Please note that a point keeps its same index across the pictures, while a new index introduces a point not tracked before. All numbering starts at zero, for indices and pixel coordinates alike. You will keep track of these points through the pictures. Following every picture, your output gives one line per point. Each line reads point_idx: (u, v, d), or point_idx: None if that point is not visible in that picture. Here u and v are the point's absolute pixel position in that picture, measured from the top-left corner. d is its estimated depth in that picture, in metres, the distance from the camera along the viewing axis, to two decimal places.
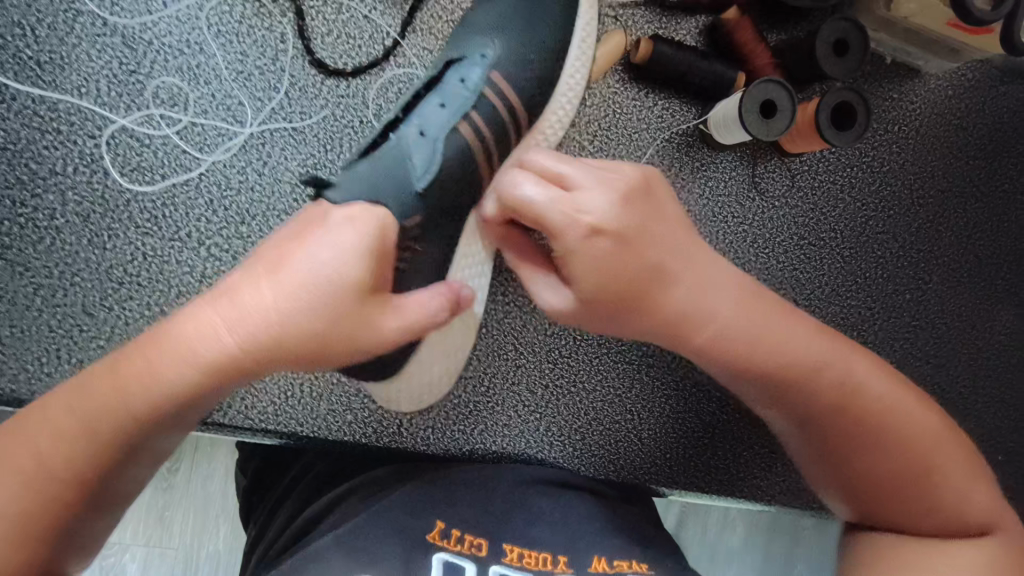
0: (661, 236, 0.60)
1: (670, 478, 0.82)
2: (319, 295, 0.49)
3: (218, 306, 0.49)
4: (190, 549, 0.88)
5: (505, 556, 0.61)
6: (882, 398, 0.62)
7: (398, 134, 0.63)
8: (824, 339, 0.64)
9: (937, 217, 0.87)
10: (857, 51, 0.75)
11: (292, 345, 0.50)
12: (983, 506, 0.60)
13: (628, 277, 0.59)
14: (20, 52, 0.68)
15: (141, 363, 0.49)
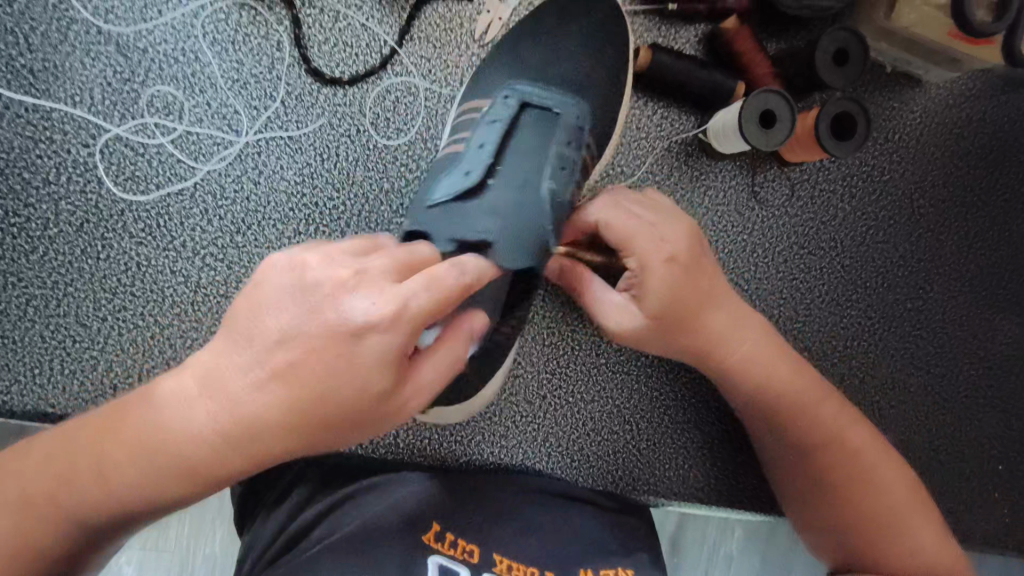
0: (711, 272, 0.71)
1: (669, 489, 0.81)
2: (327, 385, 0.46)
3: (220, 386, 0.47)
4: (186, 552, 0.87)
5: (496, 565, 0.61)
6: (864, 433, 0.72)
7: (509, 196, 0.63)
8: (818, 382, 0.74)
9: (937, 227, 0.87)
10: (857, 61, 0.75)
11: (303, 412, 0.46)
12: (940, 554, 0.66)
13: (678, 301, 0.68)
14: (14, 61, 0.68)
15: (147, 439, 0.48)
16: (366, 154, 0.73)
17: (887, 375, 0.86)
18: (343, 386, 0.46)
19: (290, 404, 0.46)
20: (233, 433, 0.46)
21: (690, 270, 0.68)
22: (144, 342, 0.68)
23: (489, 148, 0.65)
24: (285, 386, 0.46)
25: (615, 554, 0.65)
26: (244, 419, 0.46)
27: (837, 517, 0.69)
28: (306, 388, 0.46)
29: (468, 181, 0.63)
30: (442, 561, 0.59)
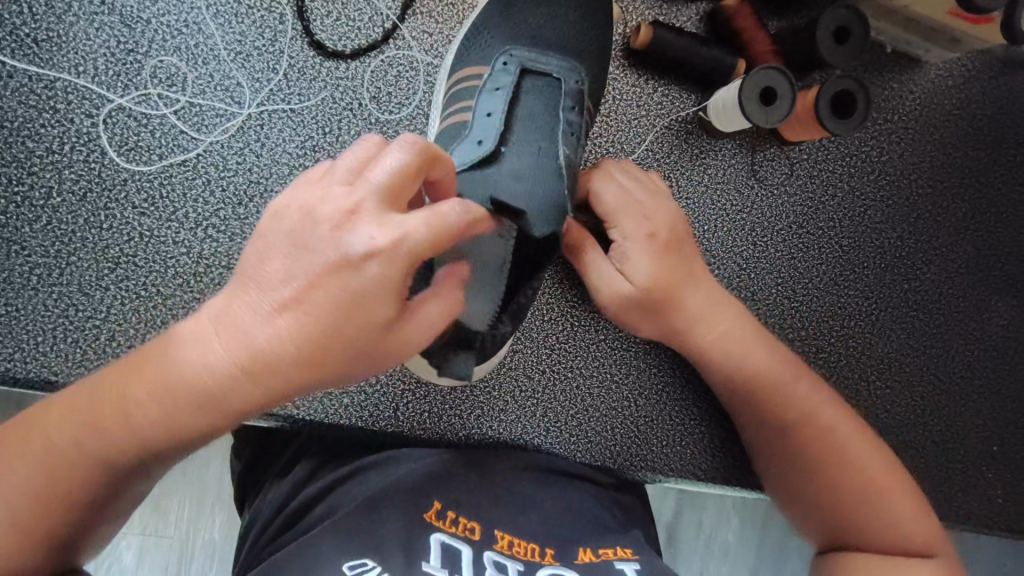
0: (689, 253, 0.73)
1: (666, 465, 0.82)
2: (337, 321, 0.42)
3: (227, 328, 0.43)
4: (186, 536, 0.89)
5: (497, 543, 0.60)
6: (841, 415, 0.72)
7: (521, 161, 0.64)
8: (791, 366, 0.74)
9: (934, 209, 0.87)
10: (858, 39, 0.75)
11: (309, 356, 0.43)
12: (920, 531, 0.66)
13: (662, 278, 0.70)
14: (17, 30, 0.68)
15: (157, 387, 0.44)
16: (368, 128, 0.73)
17: (884, 355, 0.86)
18: (354, 322, 0.43)
19: (300, 345, 0.42)
20: (244, 378, 0.43)
21: (673, 249, 0.71)
22: (146, 313, 0.68)
23: (499, 117, 0.65)
24: (296, 326, 0.42)
25: (614, 528, 0.65)
26: (255, 363, 0.43)
27: (810, 496, 0.69)
28: (314, 327, 0.42)
29: (483, 150, 0.63)
30: (443, 538, 0.58)
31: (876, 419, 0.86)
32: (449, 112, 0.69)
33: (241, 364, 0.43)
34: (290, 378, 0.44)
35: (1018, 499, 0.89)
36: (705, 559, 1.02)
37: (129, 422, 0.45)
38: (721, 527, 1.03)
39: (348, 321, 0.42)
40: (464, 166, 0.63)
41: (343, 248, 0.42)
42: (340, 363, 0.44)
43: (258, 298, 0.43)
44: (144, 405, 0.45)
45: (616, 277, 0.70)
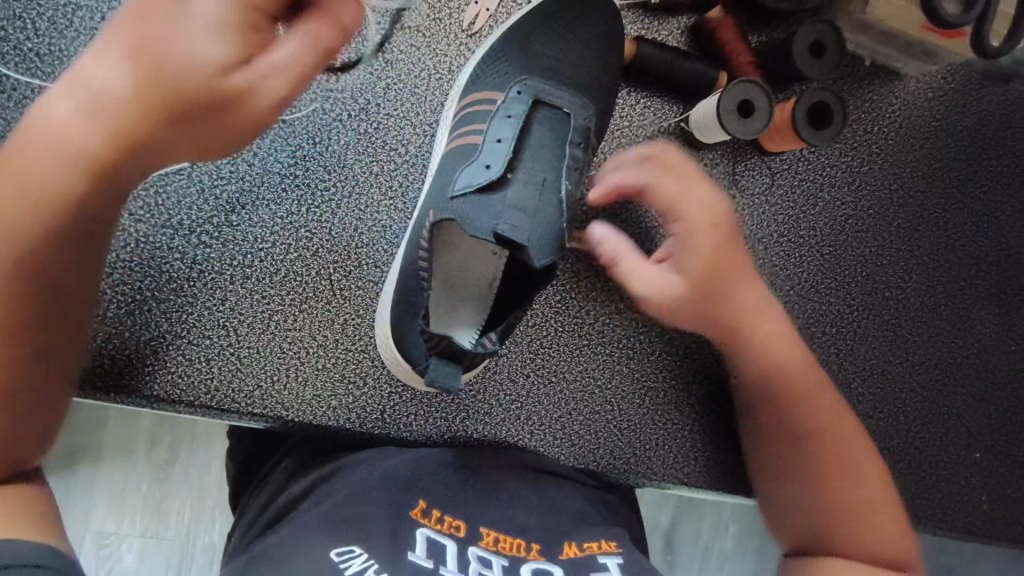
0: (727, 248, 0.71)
1: (649, 468, 0.83)
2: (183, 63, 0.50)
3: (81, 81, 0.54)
4: (185, 541, 0.91)
5: (482, 539, 0.62)
6: (850, 428, 0.74)
7: (525, 190, 0.68)
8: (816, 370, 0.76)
9: (917, 219, 0.89)
10: (835, 53, 0.77)
11: (159, 109, 0.52)
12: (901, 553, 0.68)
13: (703, 277, 0.71)
14: (21, 44, 0.71)
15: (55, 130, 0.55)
16: (356, 138, 0.76)
17: (865, 362, 0.88)
18: (178, 72, 0.50)
19: (152, 63, 0.51)
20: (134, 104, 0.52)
21: (714, 244, 0.71)
22: (141, 315, 0.72)
23: (508, 143, 0.69)
24: (144, 61, 0.51)
25: (596, 524, 0.68)
26: (109, 110, 0.53)
27: (811, 503, 0.71)
28: (165, 58, 0.50)
29: (489, 176, 0.67)
30: (429, 533, 0.61)
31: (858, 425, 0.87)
32: (457, 131, 0.72)
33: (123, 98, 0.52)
34: (134, 132, 0.54)
35: (1002, 504, 0.90)
36: (703, 565, 1.03)
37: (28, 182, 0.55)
38: (719, 534, 1.04)
39: (188, 61, 0.50)
40: (471, 191, 0.67)
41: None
42: (189, 109, 0.52)
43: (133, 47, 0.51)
44: (48, 151, 0.55)
45: (664, 275, 0.72)
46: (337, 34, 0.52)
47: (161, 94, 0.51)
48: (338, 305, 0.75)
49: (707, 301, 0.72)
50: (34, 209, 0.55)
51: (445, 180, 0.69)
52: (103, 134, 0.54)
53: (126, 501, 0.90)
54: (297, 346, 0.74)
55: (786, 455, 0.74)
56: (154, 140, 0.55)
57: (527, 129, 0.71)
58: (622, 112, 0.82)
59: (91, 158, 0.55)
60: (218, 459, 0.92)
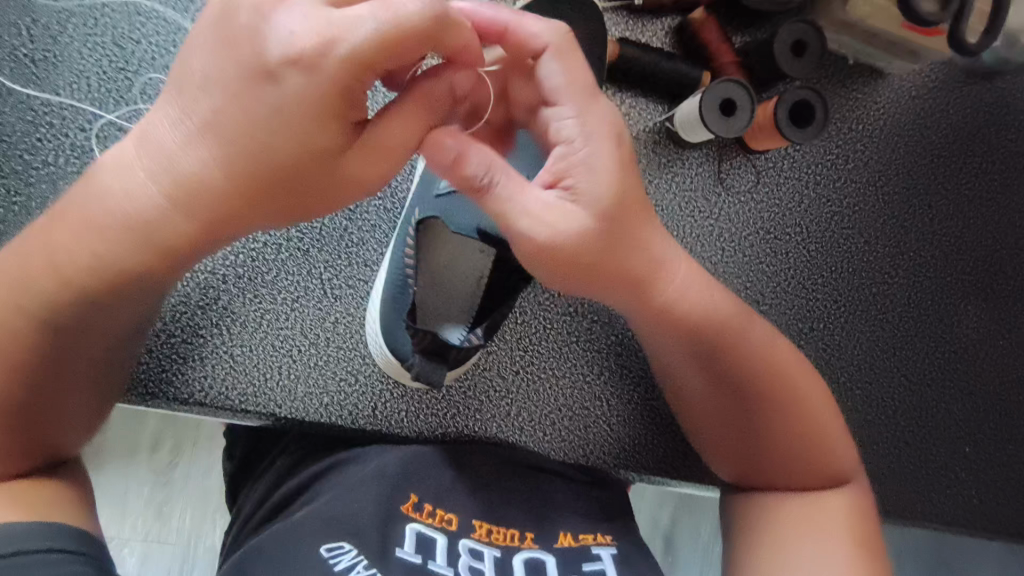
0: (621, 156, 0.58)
1: (639, 463, 0.84)
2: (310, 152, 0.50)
3: (169, 142, 0.51)
4: (187, 545, 0.92)
5: (475, 531, 0.64)
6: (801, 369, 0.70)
7: None
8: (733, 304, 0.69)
9: (903, 215, 0.90)
10: (815, 51, 0.78)
11: (278, 185, 0.52)
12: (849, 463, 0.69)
13: (622, 193, 0.56)
14: (16, 51, 0.73)
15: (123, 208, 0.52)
16: None
17: (853, 357, 0.88)
18: (306, 157, 0.50)
19: (279, 147, 0.49)
20: (259, 182, 0.51)
21: (617, 149, 0.56)
22: (174, 336, 0.74)
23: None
24: (276, 142, 0.49)
25: (586, 517, 0.69)
26: (238, 175, 0.50)
27: (761, 449, 0.68)
28: (275, 142, 0.49)
29: None
30: (419, 528, 0.62)
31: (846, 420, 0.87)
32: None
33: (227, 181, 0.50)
34: (231, 209, 0.52)
35: (992, 497, 0.90)
36: (704, 564, 1.02)
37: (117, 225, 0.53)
38: (718, 537, 1.03)
39: (291, 145, 0.50)
40: (457, 188, 0.72)
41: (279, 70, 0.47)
42: (288, 189, 0.52)
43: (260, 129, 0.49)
44: (130, 229, 0.52)
45: (559, 205, 0.55)
46: (444, 101, 0.53)
47: (268, 177, 0.51)
48: (329, 303, 0.77)
49: (609, 239, 0.57)
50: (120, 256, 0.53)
51: (433, 178, 0.73)
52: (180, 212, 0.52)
53: (127, 506, 0.91)
54: (290, 344, 0.76)
55: (739, 425, 0.69)
56: (255, 214, 0.54)
57: None
58: None
59: (161, 233, 0.53)
60: (216, 463, 0.93)
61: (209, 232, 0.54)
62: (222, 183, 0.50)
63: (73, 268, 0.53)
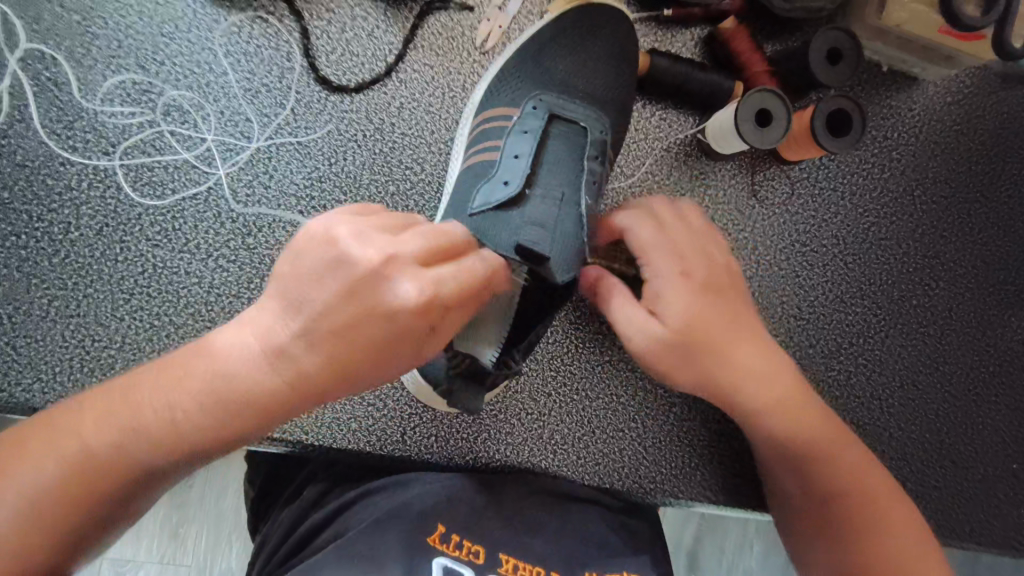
0: (719, 323, 0.63)
1: (676, 487, 0.81)
2: (378, 310, 0.47)
3: (248, 376, 0.48)
4: (201, 569, 0.84)
5: (501, 566, 0.59)
6: (828, 421, 0.67)
7: (545, 205, 0.67)
8: (818, 417, 0.66)
9: (941, 224, 0.87)
10: (851, 61, 0.76)
11: (343, 383, 0.49)
12: (924, 549, 0.62)
13: (699, 325, 0.62)
14: (39, 74, 0.71)
15: (213, 381, 0.48)
16: (373, 158, 0.76)
17: (895, 372, 0.85)
18: (388, 361, 0.49)
19: (326, 364, 0.48)
20: (325, 383, 0.48)
21: (700, 299, 0.63)
22: None
23: (524, 160, 0.68)
24: (325, 348, 0.48)
25: (621, 552, 0.64)
26: (293, 379, 0.48)
27: (810, 509, 0.66)
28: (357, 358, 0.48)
29: (507, 193, 0.66)
30: (446, 561, 0.58)
31: (889, 438, 0.84)
32: (473, 151, 0.72)
33: (302, 368, 0.47)
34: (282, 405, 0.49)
35: None
36: None
37: (172, 414, 0.48)
38: (743, 554, 0.95)
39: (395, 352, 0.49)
40: (489, 208, 0.66)
41: (389, 257, 0.48)
42: (356, 380, 0.49)
43: (328, 328, 0.47)
44: (116, 427, 0.47)
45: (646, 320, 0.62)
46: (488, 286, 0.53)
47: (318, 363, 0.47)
48: None
49: (697, 342, 0.63)
50: (152, 446, 0.48)
51: (463, 200, 0.69)
52: (271, 374, 0.48)
53: (140, 529, 0.84)
54: None
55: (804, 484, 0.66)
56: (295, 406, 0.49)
57: (544, 144, 0.70)
58: (638, 128, 0.81)
59: (162, 450, 0.48)
60: (234, 484, 0.86)
61: (203, 446, 0.49)
62: (317, 369, 0.48)
63: (102, 445, 0.47)
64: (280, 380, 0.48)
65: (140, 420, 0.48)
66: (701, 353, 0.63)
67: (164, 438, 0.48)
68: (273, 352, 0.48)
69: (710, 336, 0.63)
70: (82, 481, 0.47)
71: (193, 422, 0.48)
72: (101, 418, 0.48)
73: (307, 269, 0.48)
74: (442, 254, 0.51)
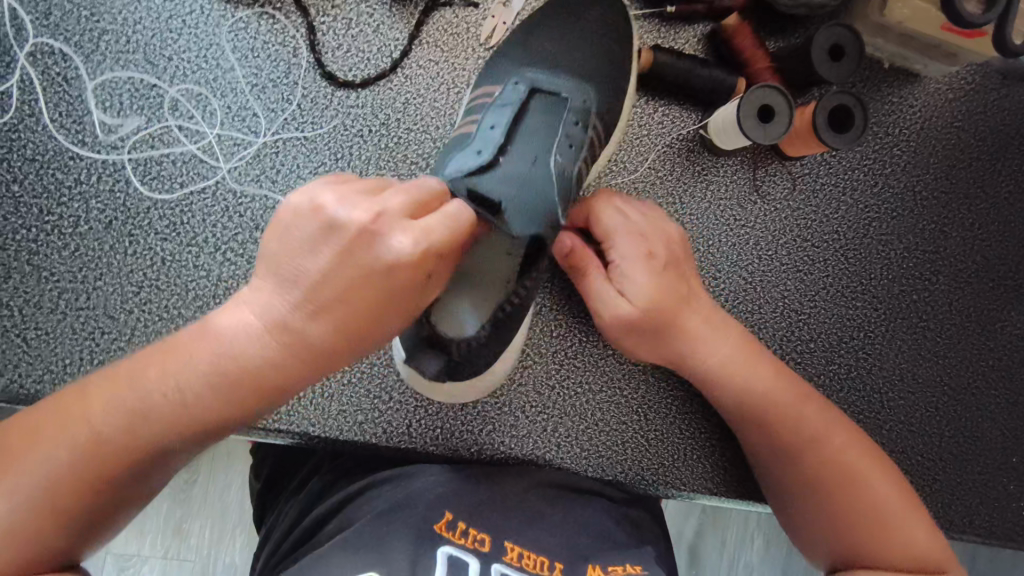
0: (683, 301, 0.70)
1: (678, 479, 0.82)
2: (370, 268, 0.47)
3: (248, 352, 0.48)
4: (206, 561, 0.85)
5: (506, 554, 0.60)
6: (804, 397, 0.71)
7: (518, 170, 0.65)
8: (792, 392, 0.71)
9: (942, 220, 0.88)
10: (853, 57, 0.77)
11: (344, 351, 0.50)
12: (920, 525, 0.65)
13: (665, 300, 0.69)
14: (48, 69, 0.72)
15: (215, 359, 0.49)
16: (378, 154, 0.76)
17: (895, 366, 0.86)
18: (387, 316, 0.49)
19: (324, 332, 0.48)
20: (325, 356, 0.49)
21: (664, 278, 0.69)
22: None
23: (499, 129, 0.67)
24: (327, 320, 0.48)
25: (623, 544, 0.65)
26: (292, 356, 0.48)
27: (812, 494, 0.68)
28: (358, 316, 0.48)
29: (480, 160, 0.65)
30: (451, 551, 0.58)
31: (888, 431, 0.85)
32: (463, 118, 0.73)
33: (306, 342, 0.48)
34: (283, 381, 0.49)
35: None
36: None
37: (179, 393, 0.49)
38: (743, 547, 0.95)
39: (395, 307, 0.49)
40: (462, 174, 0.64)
41: (370, 221, 0.47)
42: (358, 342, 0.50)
43: (324, 292, 0.47)
44: (126, 408, 0.50)
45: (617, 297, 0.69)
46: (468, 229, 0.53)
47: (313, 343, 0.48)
48: None
49: (663, 317, 0.69)
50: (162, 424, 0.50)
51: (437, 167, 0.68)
52: (270, 348, 0.48)
53: (145, 522, 0.85)
54: None
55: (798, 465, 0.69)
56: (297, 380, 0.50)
57: (521, 114, 0.69)
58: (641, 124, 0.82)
59: (171, 427, 0.50)
60: (238, 477, 0.86)
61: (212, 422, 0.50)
62: (314, 342, 0.48)
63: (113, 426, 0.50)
64: (281, 354, 0.48)
65: (149, 399, 0.50)
66: (668, 328, 0.69)
67: (172, 416, 0.50)
68: (270, 329, 0.48)
69: (673, 314, 0.69)
70: (97, 462, 0.50)
71: (198, 398, 0.49)
72: (113, 399, 0.50)
73: (296, 237, 0.48)
74: (420, 207, 0.50)
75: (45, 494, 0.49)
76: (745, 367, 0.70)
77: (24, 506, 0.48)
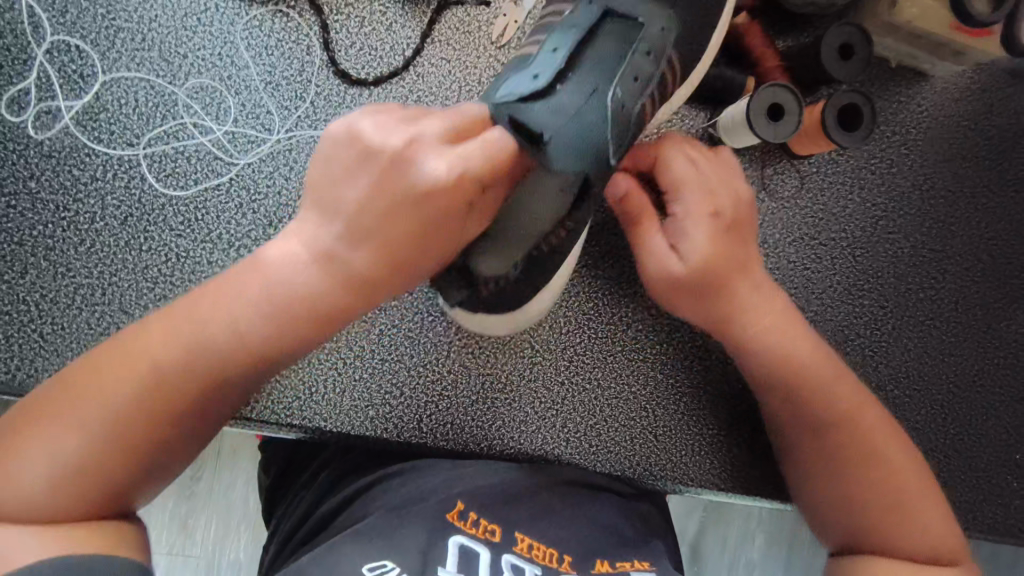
0: (738, 257, 0.69)
1: (686, 474, 0.82)
2: (411, 190, 0.54)
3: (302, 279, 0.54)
4: (211, 557, 0.86)
5: (516, 545, 0.61)
6: (839, 373, 0.70)
7: (578, 98, 0.58)
8: (829, 365, 0.70)
9: (948, 219, 0.88)
10: (863, 56, 0.77)
11: (390, 275, 0.55)
12: (936, 517, 0.66)
13: (720, 256, 0.68)
14: (65, 67, 0.73)
15: (271, 289, 0.54)
16: None
17: (901, 363, 0.87)
18: (429, 242, 0.55)
19: (374, 253, 0.54)
20: (376, 278, 0.55)
21: (719, 233, 0.68)
22: None
23: (561, 53, 0.60)
24: (372, 246, 0.54)
25: (631, 539, 0.66)
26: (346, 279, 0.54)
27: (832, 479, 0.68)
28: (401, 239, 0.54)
29: (536, 82, 0.57)
30: (462, 541, 0.59)
31: None
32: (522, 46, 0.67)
33: (357, 267, 0.54)
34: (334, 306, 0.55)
35: None
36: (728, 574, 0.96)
37: (235, 326, 0.53)
38: (745, 545, 0.96)
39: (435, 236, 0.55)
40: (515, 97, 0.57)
41: (415, 145, 0.55)
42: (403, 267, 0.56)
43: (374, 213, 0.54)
44: (183, 344, 0.53)
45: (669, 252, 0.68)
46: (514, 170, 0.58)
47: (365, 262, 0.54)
48: (374, 315, 0.79)
49: (717, 273, 0.68)
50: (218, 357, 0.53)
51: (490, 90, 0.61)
52: (323, 280, 0.54)
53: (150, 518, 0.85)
54: (335, 356, 0.78)
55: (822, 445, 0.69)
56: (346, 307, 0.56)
57: (588, 39, 0.62)
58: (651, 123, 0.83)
59: (227, 361, 0.53)
60: (244, 474, 0.87)
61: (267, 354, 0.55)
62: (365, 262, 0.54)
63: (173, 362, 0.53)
64: (333, 285, 0.55)
65: (203, 333, 0.53)
66: (716, 291, 0.69)
67: (230, 347, 0.53)
68: (322, 257, 0.54)
69: (726, 271, 0.68)
70: (159, 397, 0.52)
71: (255, 329, 0.54)
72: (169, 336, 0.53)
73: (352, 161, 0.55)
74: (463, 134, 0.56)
75: (110, 432, 0.51)
76: (788, 336, 0.70)
77: (92, 444, 0.50)
